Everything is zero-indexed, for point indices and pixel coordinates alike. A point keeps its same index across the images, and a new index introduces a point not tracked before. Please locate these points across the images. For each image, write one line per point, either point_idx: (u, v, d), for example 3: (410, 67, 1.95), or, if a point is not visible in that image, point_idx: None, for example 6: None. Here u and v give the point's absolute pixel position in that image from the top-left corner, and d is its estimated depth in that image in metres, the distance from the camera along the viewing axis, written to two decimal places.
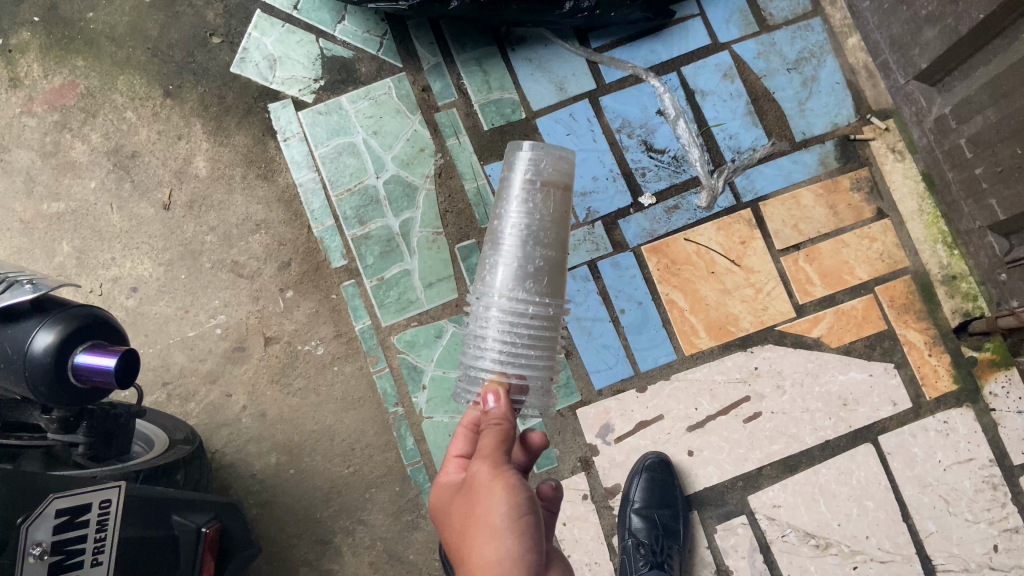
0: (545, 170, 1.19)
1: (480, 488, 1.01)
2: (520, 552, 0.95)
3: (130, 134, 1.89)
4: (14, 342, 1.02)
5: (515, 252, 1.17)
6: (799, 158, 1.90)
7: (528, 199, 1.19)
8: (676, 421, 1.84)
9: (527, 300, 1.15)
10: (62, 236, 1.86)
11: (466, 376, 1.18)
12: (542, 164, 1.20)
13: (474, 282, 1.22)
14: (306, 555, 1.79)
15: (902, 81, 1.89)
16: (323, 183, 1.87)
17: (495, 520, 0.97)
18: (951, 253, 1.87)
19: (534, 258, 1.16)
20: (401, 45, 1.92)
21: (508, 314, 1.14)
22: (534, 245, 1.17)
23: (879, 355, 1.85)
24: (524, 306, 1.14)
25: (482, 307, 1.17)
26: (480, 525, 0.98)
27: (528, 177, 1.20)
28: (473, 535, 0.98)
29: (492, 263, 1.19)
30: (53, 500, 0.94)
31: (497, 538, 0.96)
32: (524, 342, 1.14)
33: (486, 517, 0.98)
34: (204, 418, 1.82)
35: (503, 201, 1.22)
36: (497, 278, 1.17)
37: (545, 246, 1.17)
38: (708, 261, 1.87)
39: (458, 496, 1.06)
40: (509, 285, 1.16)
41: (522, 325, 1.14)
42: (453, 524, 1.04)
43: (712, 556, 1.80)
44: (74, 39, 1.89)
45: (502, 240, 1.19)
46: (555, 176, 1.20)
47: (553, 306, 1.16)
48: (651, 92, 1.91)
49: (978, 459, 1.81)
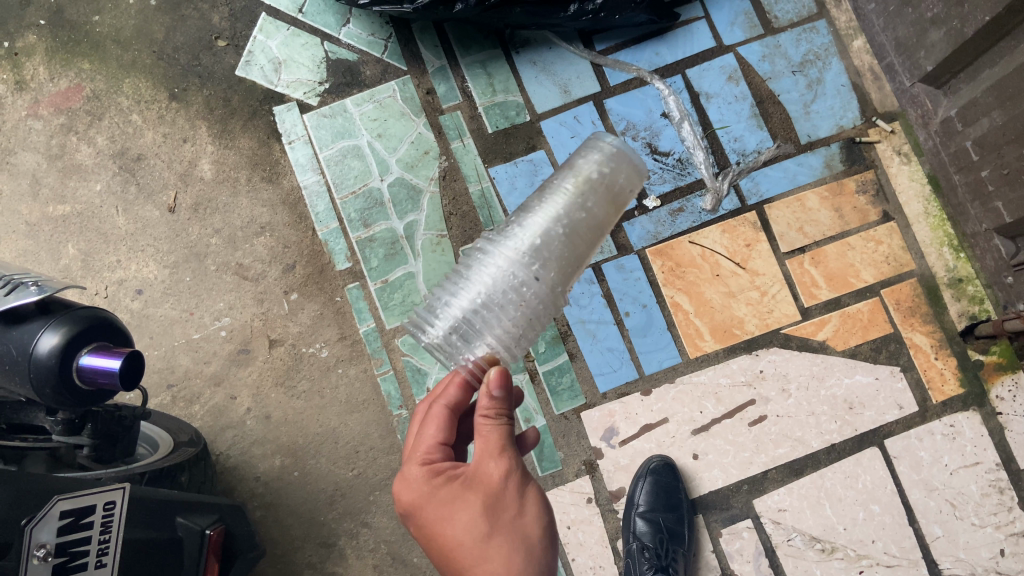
0: (619, 177, 1.02)
1: (508, 496, 1.04)
2: (549, 565, 1.06)
3: (136, 136, 1.89)
4: (20, 343, 1.02)
5: (549, 231, 0.97)
6: (805, 161, 1.90)
7: (585, 185, 0.99)
8: (680, 424, 1.83)
9: (533, 286, 0.95)
10: (67, 238, 1.86)
11: (430, 309, 0.99)
12: (618, 170, 1.02)
13: (490, 230, 1.01)
14: (310, 558, 1.79)
15: (907, 83, 1.89)
16: (328, 186, 1.87)
17: (534, 532, 1.05)
18: (957, 256, 1.86)
19: (564, 251, 0.97)
20: (405, 48, 1.92)
21: (506, 283, 0.94)
22: (569, 236, 0.98)
23: (885, 358, 1.84)
24: (526, 290, 0.94)
25: (482, 257, 0.97)
26: (511, 535, 1.03)
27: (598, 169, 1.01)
28: (501, 544, 1.02)
29: (522, 222, 0.98)
30: (58, 501, 0.94)
31: (532, 549, 1.04)
32: (511, 323, 0.95)
33: (517, 528, 1.04)
34: (208, 420, 1.82)
35: (565, 174, 1.01)
36: (511, 239, 0.97)
37: (577, 245, 0.98)
38: (712, 264, 1.86)
39: (466, 492, 1.03)
40: (523, 258, 0.95)
41: (512, 307, 0.94)
42: (465, 522, 1.02)
43: (717, 560, 1.80)
44: (80, 42, 1.90)
45: (543, 208, 0.99)
46: (621, 185, 1.02)
47: (553, 308, 0.98)
48: (655, 94, 1.91)
49: (985, 463, 1.80)
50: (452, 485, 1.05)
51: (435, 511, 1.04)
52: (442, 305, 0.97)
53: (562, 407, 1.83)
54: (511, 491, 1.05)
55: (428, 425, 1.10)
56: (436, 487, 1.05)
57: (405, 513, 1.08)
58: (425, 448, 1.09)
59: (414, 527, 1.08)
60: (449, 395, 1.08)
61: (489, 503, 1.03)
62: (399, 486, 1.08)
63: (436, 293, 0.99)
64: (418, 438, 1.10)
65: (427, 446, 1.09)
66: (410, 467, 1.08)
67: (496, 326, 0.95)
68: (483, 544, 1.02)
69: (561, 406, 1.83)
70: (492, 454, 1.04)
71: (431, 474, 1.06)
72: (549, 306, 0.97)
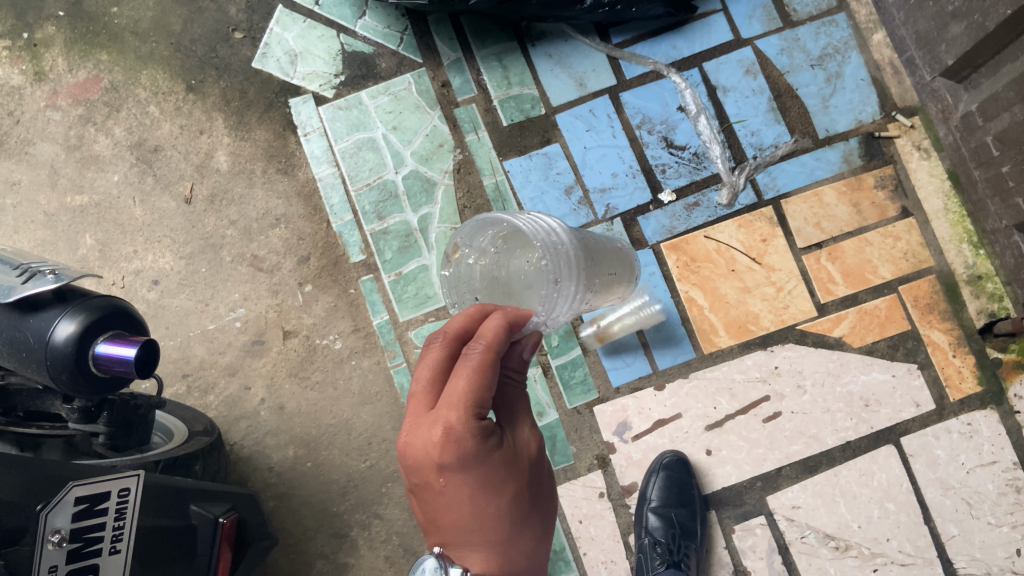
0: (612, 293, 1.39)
1: (537, 471, 1.06)
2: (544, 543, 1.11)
3: (153, 128, 1.90)
4: (36, 331, 1.03)
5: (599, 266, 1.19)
6: (822, 155, 1.88)
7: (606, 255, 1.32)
8: (694, 420, 1.82)
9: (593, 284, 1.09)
10: (85, 228, 1.88)
11: (537, 223, 1.02)
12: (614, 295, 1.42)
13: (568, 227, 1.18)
14: (323, 548, 1.79)
15: (928, 77, 1.86)
16: (343, 178, 1.88)
17: (547, 511, 1.09)
18: (977, 252, 1.83)
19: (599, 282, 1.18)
20: (421, 40, 1.92)
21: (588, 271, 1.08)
22: (596, 294, 1.22)
23: (902, 356, 1.83)
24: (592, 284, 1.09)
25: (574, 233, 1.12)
26: (535, 513, 1.05)
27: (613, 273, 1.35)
28: (529, 520, 1.03)
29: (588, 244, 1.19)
30: (73, 487, 0.95)
31: (544, 526, 1.08)
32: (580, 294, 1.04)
33: (539, 504, 1.06)
34: (223, 410, 1.83)
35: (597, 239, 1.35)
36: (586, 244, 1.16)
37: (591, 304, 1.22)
38: (728, 258, 1.85)
39: (511, 463, 0.99)
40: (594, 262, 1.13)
41: (586, 296, 1.09)
42: (504, 495, 0.99)
43: (730, 556, 1.79)
44: (98, 34, 1.91)
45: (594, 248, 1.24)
46: (609, 286, 1.34)
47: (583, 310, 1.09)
48: (672, 88, 1.90)
49: (1002, 462, 1.78)
50: (501, 452, 0.97)
51: (481, 476, 0.96)
52: (563, 238, 1.02)
53: (574, 400, 1.83)
54: (539, 467, 1.06)
55: (473, 371, 0.90)
56: (490, 451, 0.95)
57: (436, 466, 0.94)
58: (482, 401, 0.92)
59: (441, 482, 0.95)
60: (499, 339, 0.90)
61: (527, 477, 1.02)
62: (442, 438, 0.91)
63: (540, 220, 1.04)
64: (466, 386, 0.90)
65: (483, 398, 0.92)
66: (463, 421, 0.91)
67: (581, 298, 1.05)
68: (515, 518, 1.01)
69: (574, 400, 1.83)
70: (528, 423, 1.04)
71: (486, 436, 0.94)
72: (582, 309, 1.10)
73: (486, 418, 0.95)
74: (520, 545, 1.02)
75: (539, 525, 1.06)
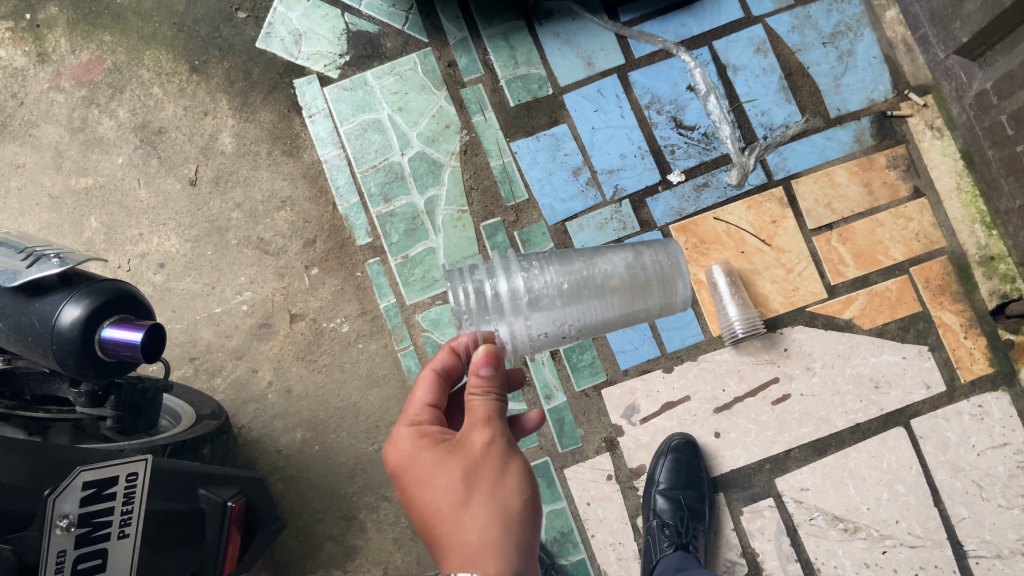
0: (661, 298, 1.13)
1: (489, 463, 1.00)
2: (528, 548, 0.97)
3: (157, 109, 1.89)
4: (42, 315, 1.02)
5: (594, 290, 1.09)
6: (833, 135, 1.86)
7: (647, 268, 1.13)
8: (703, 402, 1.82)
9: (551, 311, 1.07)
10: (90, 211, 1.87)
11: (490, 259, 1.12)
12: (671, 299, 1.14)
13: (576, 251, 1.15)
14: (331, 531, 1.80)
15: (941, 55, 1.83)
16: (348, 160, 1.86)
17: (512, 504, 0.99)
18: (989, 233, 1.82)
19: (592, 307, 1.08)
20: (426, 19, 1.90)
21: (541, 299, 1.07)
22: (600, 305, 1.09)
23: (913, 338, 1.81)
24: (545, 310, 1.07)
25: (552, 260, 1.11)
26: (489, 506, 0.97)
27: (652, 277, 1.13)
28: (477, 510, 0.97)
29: (590, 266, 1.12)
30: (80, 472, 0.93)
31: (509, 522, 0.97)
32: (517, 321, 1.06)
33: (494, 495, 0.98)
34: (230, 393, 1.83)
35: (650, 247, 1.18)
36: (570, 267, 1.11)
37: (594, 318, 1.09)
38: (737, 240, 1.83)
39: (448, 458, 1.01)
40: (564, 289, 1.08)
41: (543, 311, 1.07)
42: (440, 487, 0.99)
43: (738, 539, 1.79)
44: (101, 14, 1.89)
45: (610, 267, 1.12)
46: (662, 301, 1.13)
47: (543, 338, 1.09)
48: (681, 67, 1.87)
49: (1013, 443, 1.77)
50: (436, 449, 1.03)
51: (419, 475, 1.02)
52: (498, 272, 1.08)
53: (582, 383, 1.82)
54: (496, 460, 1.01)
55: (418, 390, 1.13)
56: (420, 448, 1.04)
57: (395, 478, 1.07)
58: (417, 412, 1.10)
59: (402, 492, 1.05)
60: (438, 359, 1.15)
61: (473, 471, 0.99)
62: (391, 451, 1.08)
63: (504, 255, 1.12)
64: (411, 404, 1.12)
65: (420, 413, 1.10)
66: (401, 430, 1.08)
67: (525, 312, 1.06)
68: (459, 510, 0.97)
69: (582, 382, 1.82)
70: (473, 422, 1.03)
71: (416, 436, 1.06)
72: (548, 338, 1.09)
73: (429, 428, 1.08)
74: (467, 537, 0.95)
75: (496, 516, 0.97)
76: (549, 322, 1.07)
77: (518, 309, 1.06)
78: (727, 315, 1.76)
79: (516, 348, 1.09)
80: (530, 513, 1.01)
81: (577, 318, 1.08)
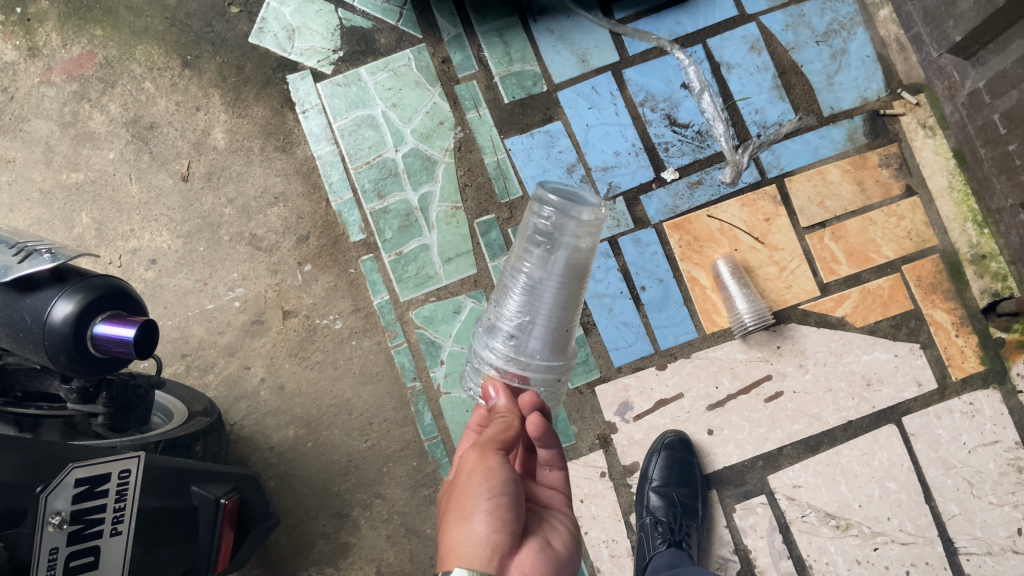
0: (578, 231, 1.13)
1: (463, 469, 1.07)
2: (486, 537, 0.98)
3: (148, 104, 1.87)
4: (33, 311, 1.01)
5: (531, 289, 1.15)
6: (826, 133, 1.86)
7: (545, 232, 1.15)
8: (696, 400, 1.82)
9: (524, 336, 1.15)
10: (81, 206, 1.85)
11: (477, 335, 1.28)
12: (589, 222, 1.13)
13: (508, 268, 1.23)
14: (324, 528, 1.79)
15: (934, 54, 1.84)
16: (342, 156, 1.85)
17: (470, 501, 1.02)
18: (981, 231, 1.82)
19: (543, 302, 1.13)
20: (421, 15, 1.89)
21: (511, 339, 1.16)
22: (551, 288, 1.13)
23: (905, 335, 1.82)
24: (520, 341, 1.15)
25: (501, 298, 1.21)
26: (456, 507, 1.03)
27: (555, 226, 1.14)
28: (448, 514, 1.04)
29: (518, 272, 1.18)
30: (72, 469, 0.92)
31: (467, 518, 1.00)
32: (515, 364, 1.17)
33: (459, 496, 1.04)
34: (223, 390, 1.82)
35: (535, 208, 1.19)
36: (512, 289, 1.18)
37: (556, 299, 1.13)
38: (731, 238, 1.84)
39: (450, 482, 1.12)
40: (517, 313, 1.16)
41: (523, 336, 1.15)
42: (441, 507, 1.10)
43: (731, 536, 1.79)
44: (92, 8, 1.87)
45: (526, 258, 1.17)
46: (579, 238, 1.13)
47: (549, 353, 1.16)
48: (675, 64, 1.87)
49: (1004, 441, 1.78)
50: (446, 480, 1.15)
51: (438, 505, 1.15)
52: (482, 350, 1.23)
53: (576, 380, 1.82)
54: (467, 468, 1.07)
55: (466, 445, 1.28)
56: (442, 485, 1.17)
57: None
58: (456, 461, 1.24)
59: None
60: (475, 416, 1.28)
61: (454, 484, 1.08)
62: None
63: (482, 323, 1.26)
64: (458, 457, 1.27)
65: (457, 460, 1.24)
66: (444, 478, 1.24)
67: (511, 352, 1.16)
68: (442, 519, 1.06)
69: (576, 379, 1.82)
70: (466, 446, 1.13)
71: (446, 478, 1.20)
72: (552, 348, 1.16)
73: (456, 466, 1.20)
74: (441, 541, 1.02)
75: (458, 516, 1.02)
76: (538, 338, 1.15)
77: (509, 356, 1.16)
78: (736, 309, 1.78)
79: (547, 369, 1.17)
80: (495, 503, 1.02)
81: (549, 314, 1.14)
